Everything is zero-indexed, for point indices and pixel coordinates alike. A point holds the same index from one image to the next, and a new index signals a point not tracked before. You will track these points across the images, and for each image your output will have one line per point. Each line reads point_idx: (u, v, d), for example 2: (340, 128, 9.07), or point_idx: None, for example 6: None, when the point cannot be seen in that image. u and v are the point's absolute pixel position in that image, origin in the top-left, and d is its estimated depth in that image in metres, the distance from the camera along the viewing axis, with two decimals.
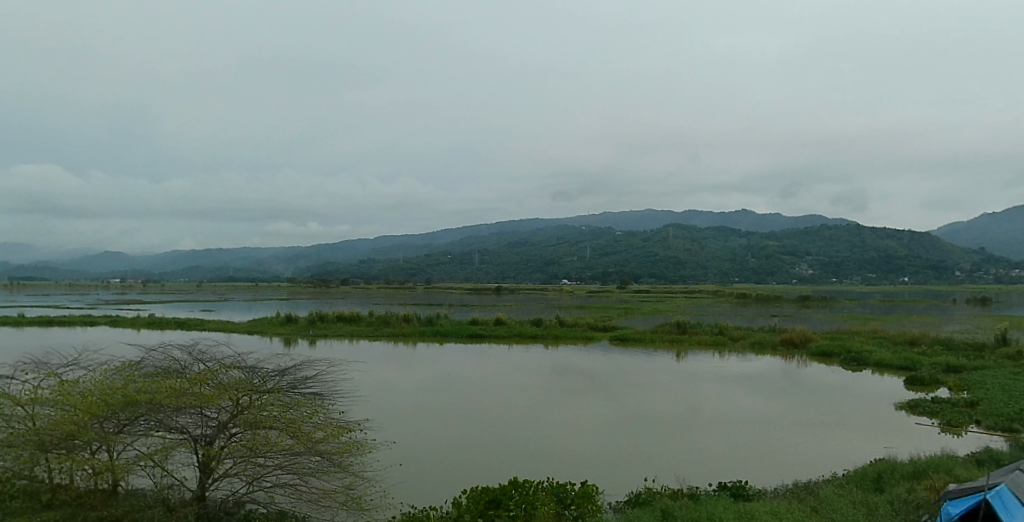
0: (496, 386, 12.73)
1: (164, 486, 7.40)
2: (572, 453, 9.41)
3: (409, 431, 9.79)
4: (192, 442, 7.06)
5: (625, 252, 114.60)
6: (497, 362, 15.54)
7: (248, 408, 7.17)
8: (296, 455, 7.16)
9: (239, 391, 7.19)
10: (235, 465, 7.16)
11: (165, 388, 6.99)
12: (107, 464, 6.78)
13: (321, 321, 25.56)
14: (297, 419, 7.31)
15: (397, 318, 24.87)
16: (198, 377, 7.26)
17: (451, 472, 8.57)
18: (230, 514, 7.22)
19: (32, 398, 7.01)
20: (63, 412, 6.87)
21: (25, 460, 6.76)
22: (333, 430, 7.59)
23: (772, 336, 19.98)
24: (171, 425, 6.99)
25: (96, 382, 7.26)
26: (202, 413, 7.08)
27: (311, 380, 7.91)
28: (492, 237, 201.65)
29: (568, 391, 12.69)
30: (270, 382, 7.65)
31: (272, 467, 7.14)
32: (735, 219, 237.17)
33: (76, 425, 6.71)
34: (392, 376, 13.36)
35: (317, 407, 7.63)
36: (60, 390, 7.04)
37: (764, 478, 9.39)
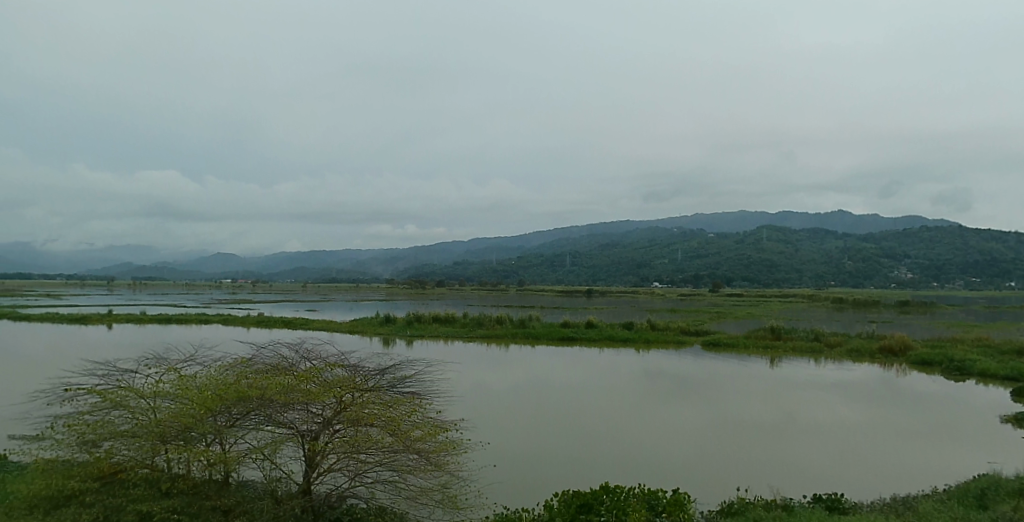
0: (585, 389, 12.73)
1: (276, 482, 7.64)
2: (663, 459, 9.26)
3: (503, 432, 9.85)
4: (299, 437, 7.36)
5: (717, 255, 112.74)
6: (587, 365, 15.52)
7: (352, 406, 7.40)
8: (395, 452, 7.36)
9: (344, 389, 7.44)
10: (340, 462, 7.42)
11: (274, 385, 7.26)
12: (221, 457, 7.02)
13: (418, 322, 26.17)
14: (397, 417, 7.48)
15: (491, 320, 25.17)
16: (307, 375, 7.53)
17: (545, 474, 8.59)
18: (332, 508, 7.53)
19: (161, 391, 7.44)
20: (182, 405, 7.25)
21: (147, 450, 7.08)
22: (431, 429, 7.74)
23: (869, 343, 19.14)
24: (281, 420, 7.27)
25: (210, 378, 7.61)
26: (308, 409, 7.36)
27: (410, 380, 8.05)
28: (581, 240, 202.34)
29: (662, 395, 12.54)
30: (371, 381, 7.86)
31: (372, 464, 7.38)
32: (832, 220, 228.74)
33: (193, 419, 7.06)
34: (484, 376, 13.55)
35: (415, 406, 7.77)
36: (180, 384, 7.45)
37: (861, 490, 8.98)
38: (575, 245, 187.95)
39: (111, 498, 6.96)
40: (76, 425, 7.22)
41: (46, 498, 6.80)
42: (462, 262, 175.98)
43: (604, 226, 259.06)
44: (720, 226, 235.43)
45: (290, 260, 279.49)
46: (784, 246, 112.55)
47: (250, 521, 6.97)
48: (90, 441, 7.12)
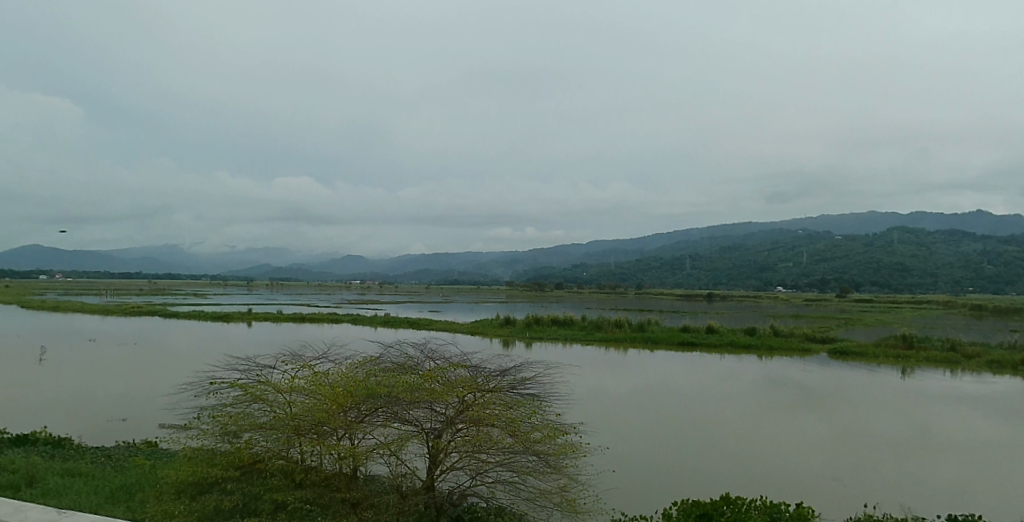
0: (702, 395, 12.51)
1: (400, 482, 7.79)
2: (784, 470, 8.92)
3: (620, 437, 9.77)
4: (423, 434, 7.51)
5: (844, 258, 107.87)
6: (705, 372, 15.26)
7: (473, 405, 7.50)
8: (515, 453, 7.38)
9: (466, 390, 7.54)
10: (461, 463, 7.52)
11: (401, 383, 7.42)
12: (350, 451, 7.24)
13: (537, 324, 26.57)
14: (517, 419, 7.52)
15: (609, 323, 25.29)
16: (431, 374, 7.70)
17: (663, 482, 8.42)
18: (454, 505, 7.62)
19: (299, 386, 7.80)
20: (315, 400, 7.55)
21: (283, 442, 7.38)
22: (549, 432, 7.74)
23: (1014, 355, 17.63)
24: (406, 418, 7.41)
25: (341, 375, 7.90)
26: (433, 408, 7.49)
27: (530, 381, 8.10)
28: (703, 242, 198.42)
29: (779, 404, 12.14)
30: (492, 382, 7.97)
31: (493, 464, 7.44)
32: (987, 221, 209.91)
33: (326, 413, 7.29)
34: (601, 380, 13.61)
35: (535, 409, 7.82)
36: (314, 380, 7.77)
37: (1005, 511, 8.25)
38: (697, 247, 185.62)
39: (249, 487, 7.30)
40: (224, 416, 7.67)
41: (194, 484, 7.22)
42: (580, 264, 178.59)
43: (726, 228, 250.67)
44: (861, 231, 222.32)
45: (413, 262, 293.56)
46: (916, 248, 105.59)
47: (378, 515, 7.16)
48: (232, 432, 7.50)
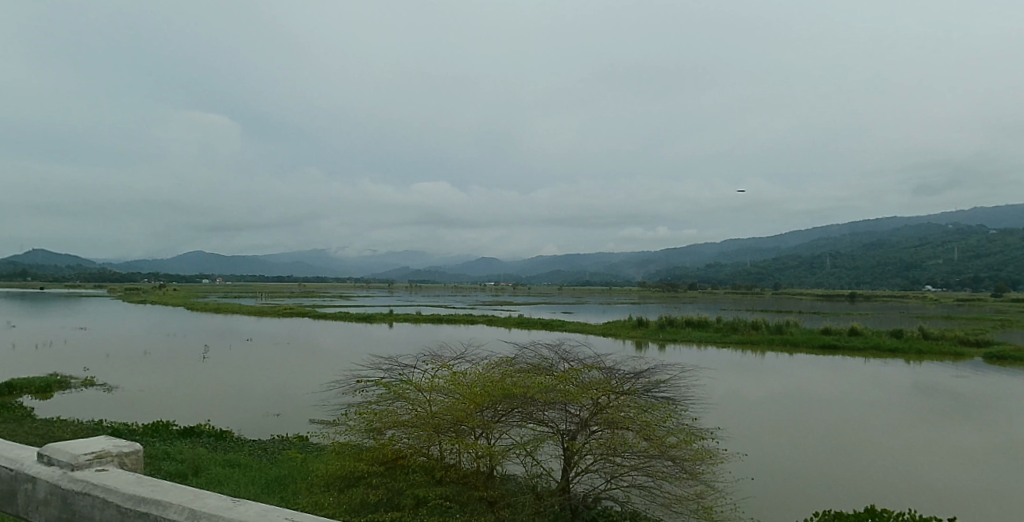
0: (842, 408, 12.41)
1: (538, 478, 7.91)
2: (928, 479, 8.61)
3: (756, 445, 9.83)
4: (558, 435, 7.63)
5: (998, 254, 102.07)
6: (847, 385, 15.18)
7: (610, 402, 7.52)
8: (650, 458, 7.30)
9: (600, 392, 7.61)
10: (601, 466, 7.53)
11: (537, 384, 7.60)
12: (488, 450, 7.39)
13: (672, 325, 31.68)
14: (651, 422, 7.49)
15: (746, 325, 29.53)
16: (566, 369, 7.83)
17: (789, 486, 8.26)
18: (587, 507, 7.73)
19: (440, 379, 8.39)
20: (453, 400, 7.78)
21: (423, 440, 7.60)
22: (685, 437, 7.65)
23: None
24: (541, 419, 7.56)
25: (479, 375, 8.16)
26: (567, 409, 7.59)
27: (663, 385, 8.18)
28: (846, 241, 193.72)
29: (930, 417, 11.61)
30: (625, 385, 8.06)
31: (627, 467, 7.39)
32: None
33: (464, 412, 7.48)
34: (737, 393, 13.92)
35: (669, 412, 7.81)
36: (452, 381, 8.03)
37: None
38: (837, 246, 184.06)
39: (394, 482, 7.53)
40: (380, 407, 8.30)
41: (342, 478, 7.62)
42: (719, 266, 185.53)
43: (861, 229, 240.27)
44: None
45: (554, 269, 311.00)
46: None
47: (515, 514, 7.28)
48: (377, 428, 7.82)
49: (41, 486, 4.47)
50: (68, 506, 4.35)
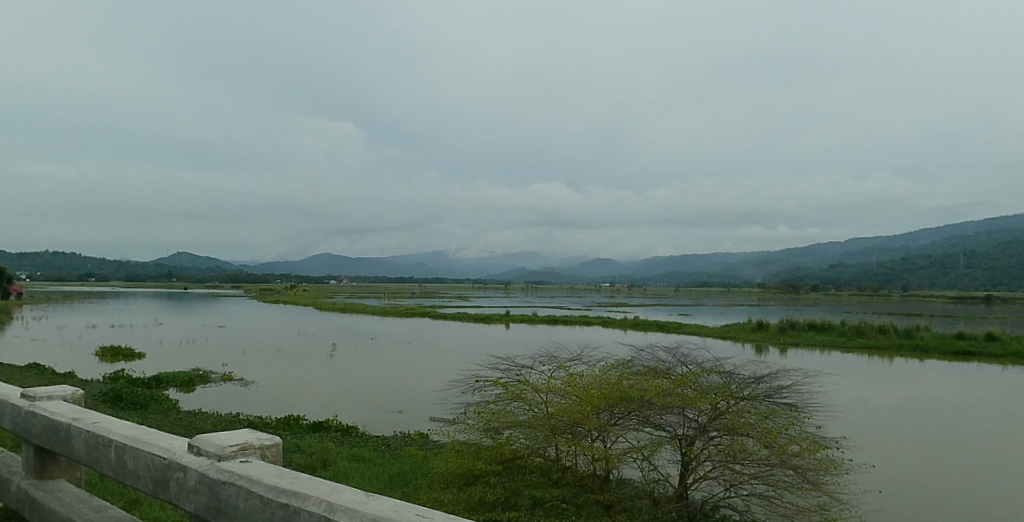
0: (938, 431, 17.15)
1: (648, 479, 11.56)
2: (1004, 493, 12.87)
3: (876, 460, 14.35)
4: (678, 440, 11.26)
5: None
6: (933, 407, 20.26)
7: (726, 414, 11.16)
8: (771, 465, 10.75)
9: (716, 399, 11.28)
10: (715, 465, 11.04)
11: (653, 388, 11.21)
12: (604, 454, 10.70)
13: (795, 328, 48.43)
14: (768, 429, 10.89)
15: (868, 330, 44.45)
16: (681, 382, 11.44)
17: (913, 496, 12.52)
18: (710, 514, 11.30)
19: (549, 385, 11.70)
20: (570, 400, 11.29)
21: (541, 439, 10.97)
22: (806, 447, 11.07)
23: None
24: (663, 423, 11.28)
25: (592, 379, 11.70)
26: (685, 414, 11.28)
27: (778, 393, 12.14)
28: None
29: (1007, 441, 16.31)
30: (740, 386, 12.16)
31: (748, 475, 10.87)
32: None
33: (582, 414, 10.91)
34: (851, 410, 19.24)
35: (788, 419, 11.43)
36: (568, 383, 11.57)
37: None
38: (967, 253, 190.32)
39: (508, 480, 10.93)
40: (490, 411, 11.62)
41: (470, 475, 11.12)
42: (889, 266, 222.67)
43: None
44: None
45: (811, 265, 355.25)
46: None
47: (630, 516, 10.59)
48: (496, 428, 11.40)
49: (190, 474, 4.31)
50: (213, 494, 4.18)
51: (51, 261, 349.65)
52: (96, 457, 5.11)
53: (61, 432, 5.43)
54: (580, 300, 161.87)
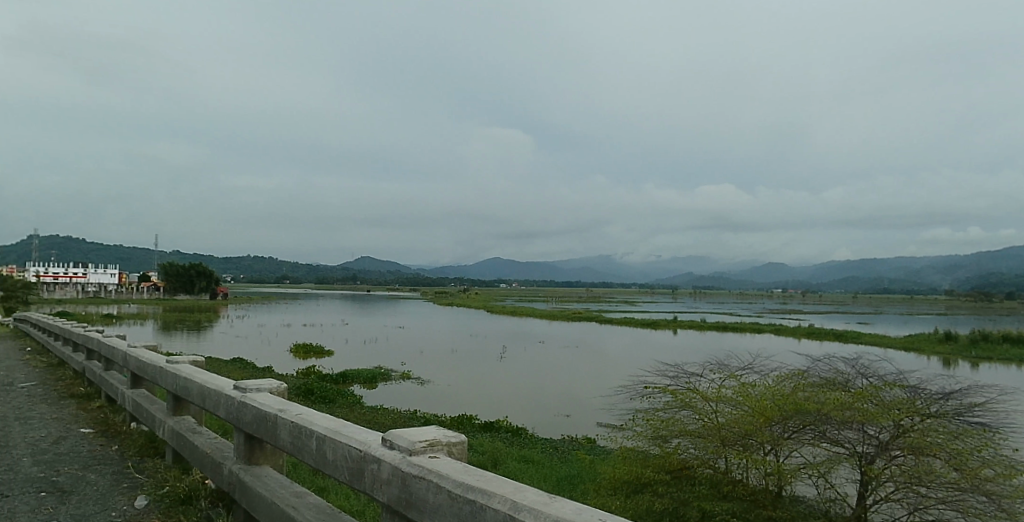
0: None
1: (825, 497, 12.34)
2: None
3: None
4: (857, 457, 12.00)
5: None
6: None
7: (910, 433, 11.65)
8: (958, 489, 10.92)
9: (900, 416, 11.84)
10: (899, 486, 11.47)
11: (832, 404, 12.29)
12: (776, 469, 12.10)
13: (989, 341, 43.95)
14: (956, 451, 11.25)
15: None
16: (860, 398, 12.34)
17: None
18: None
19: (721, 397, 13.87)
20: (742, 411, 13.26)
21: (711, 451, 12.86)
22: (1001, 472, 11.11)
23: None
24: (841, 440, 12.13)
25: (761, 394, 13.60)
26: (864, 430, 11.98)
27: (974, 410, 12.01)
28: None
29: None
30: (934, 405, 12.19)
31: (933, 499, 11.09)
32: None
33: (755, 427, 12.61)
34: None
35: (981, 438, 11.58)
36: (738, 394, 13.76)
37: None
38: None
39: (678, 489, 12.84)
40: (662, 421, 14.03)
41: (641, 482, 13.23)
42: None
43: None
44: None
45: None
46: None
47: None
48: (664, 437, 13.80)
49: (385, 466, 5.09)
50: (406, 486, 4.89)
51: (255, 265, 400.97)
52: (299, 446, 6.22)
53: (269, 423, 6.66)
54: (739, 305, 160.41)
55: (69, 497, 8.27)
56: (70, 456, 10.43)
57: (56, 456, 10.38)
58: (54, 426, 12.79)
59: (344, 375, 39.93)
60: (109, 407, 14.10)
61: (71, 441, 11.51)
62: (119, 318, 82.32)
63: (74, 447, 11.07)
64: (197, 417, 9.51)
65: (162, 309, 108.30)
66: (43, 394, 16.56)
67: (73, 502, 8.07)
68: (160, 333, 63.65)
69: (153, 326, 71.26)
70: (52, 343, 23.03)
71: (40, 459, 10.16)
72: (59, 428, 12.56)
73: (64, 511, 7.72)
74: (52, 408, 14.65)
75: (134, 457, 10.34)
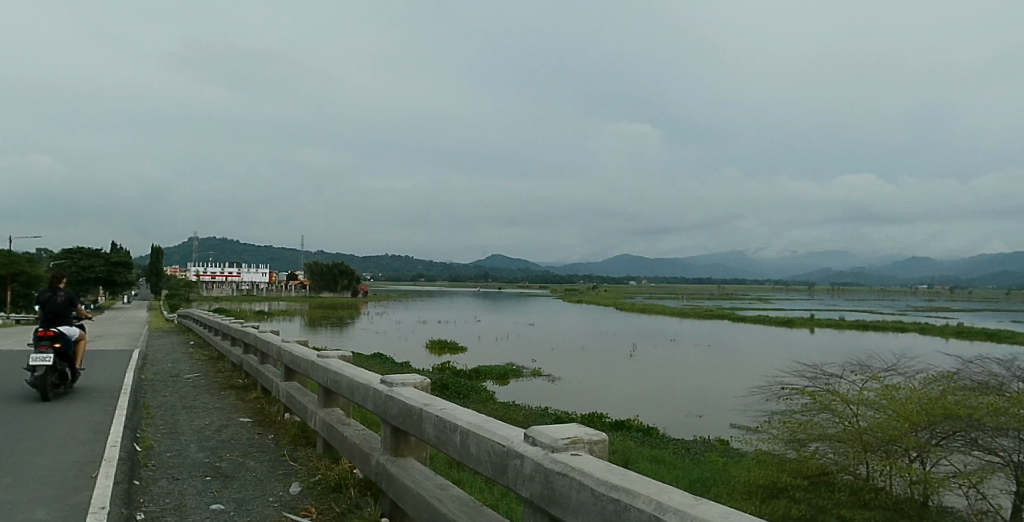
0: None
1: (976, 509, 11.92)
2: None
3: None
4: (1009, 465, 11.83)
5: None
6: None
7: None
8: None
9: None
10: None
11: (983, 411, 12.20)
12: (923, 477, 12.01)
13: None
14: None
15: None
16: (1016, 404, 12.12)
17: None
18: None
19: (862, 401, 14.08)
20: (885, 414, 13.36)
21: (853, 457, 13.02)
22: None
23: None
24: (993, 447, 11.97)
25: (904, 399, 13.64)
26: (1019, 435, 11.80)
27: None
28: None
29: None
30: None
31: None
32: None
33: (900, 433, 12.68)
34: None
35: None
36: (882, 400, 13.84)
37: None
38: None
39: (815, 496, 12.92)
40: (800, 424, 14.34)
41: (778, 487, 13.36)
42: None
43: None
44: None
45: None
46: None
47: None
48: (801, 441, 14.02)
49: (528, 461, 5.26)
50: (549, 482, 4.98)
51: (391, 264, 425.76)
52: (444, 437, 6.88)
53: (417, 416, 7.44)
54: (887, 301, 148.04)
55: (229, 483, 9.93)
56: (231, 444, 12.45)
57: (220, 443, 12.44)
58: (217, 414, 15.16)
59: (478, 371, 42.08)
60: (263, 398, 16.32)
61: (232, 429, 13.68)
62: (272, 315, 91.30)
63: (234, 435, 13.16)
64: (343, 409, 10.97)
65: (308, 307, 118.23)
66: (206, 385, 19.36)
67: (235, 486, 9.73)
68: (306, 329, 69.96)
69: (301, 323, 78.36)
70: (215, 338, 26.41)
71: (205, 446, 12.21)
72: (221, 417, 14.89)
73: (227, 495, 9.32)
74: (214, 398, 17.19)
75: (289, 445, 12.08)
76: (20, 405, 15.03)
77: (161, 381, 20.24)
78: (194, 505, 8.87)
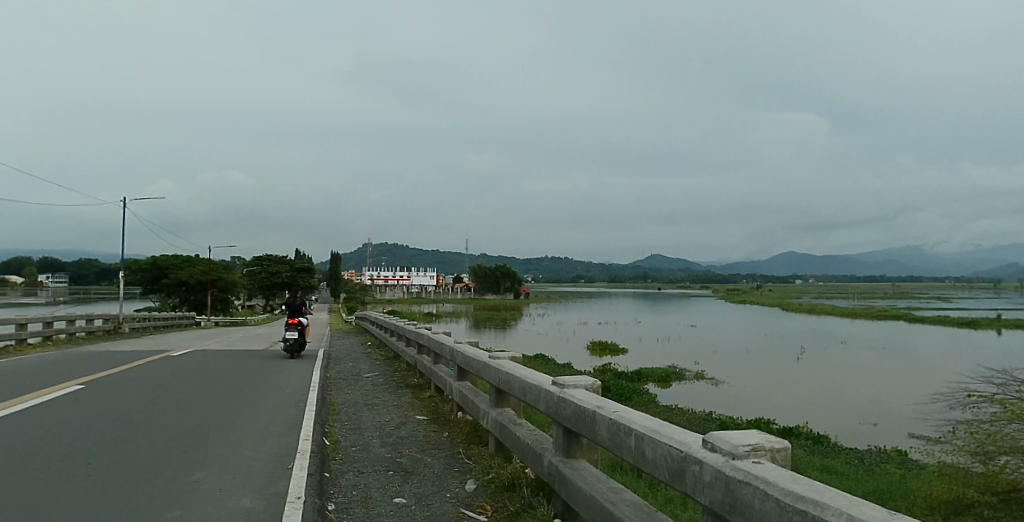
0: None
1: None
2: None
3: None
4: None
5: None
6: None
7: None
8: None
9: None
10: None
11: None
12: None
13: None
14: None
15: None
16: None
17: None
18: None
19: None
20: None
21: None
22: None
23: None
24: None
25: None
26: None
27: None
28: None
29: None
30: None
31: None
32: None
33: None
34: None
35: None
36: None
37: None
38: None
39: (1008, 514, 12.48)
40: (989, 435, 14.17)
41: (963, 503, 12.87)
42: None
43: None
44: None
45: None
46: None
47: None
48: (991, 454, 13.84)
49: (708, 468, 5.02)
50: (730, 491, 4.73)
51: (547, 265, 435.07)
52: (619, 441, 7.21)
53: (593, 417, 8.11)
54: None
55: (409, 478, 12.21)
56: (410, 440, 14.90)
57: (399, 440, 14.91)
58: (396, 412, 17.96)
59: (639, 375, 42.72)
60: (437, 396, 18.87)
61: (409, 427, 16.16)
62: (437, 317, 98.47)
63: (413, 432, 15.63)
64: (513, 409, 12.82)
65: (470, 308, 125.89)
66: (385, 384, 22.53)
67: (413, 482, 11.96)
68: (470, 330, 75.17)
69: (464, 324, 83.94)
70: (390, 340, 30.12)
71: (387, 443, 14.77)
72: (401, 414, 17.61)
73: (407, 490, 11.54)
74: (394, 396, 20.13)
75: (464, 443, 14.28)
76: (240, 398, 18.85)
77: (345, 379, 23.81)
78: (379, 498, 11.08)
